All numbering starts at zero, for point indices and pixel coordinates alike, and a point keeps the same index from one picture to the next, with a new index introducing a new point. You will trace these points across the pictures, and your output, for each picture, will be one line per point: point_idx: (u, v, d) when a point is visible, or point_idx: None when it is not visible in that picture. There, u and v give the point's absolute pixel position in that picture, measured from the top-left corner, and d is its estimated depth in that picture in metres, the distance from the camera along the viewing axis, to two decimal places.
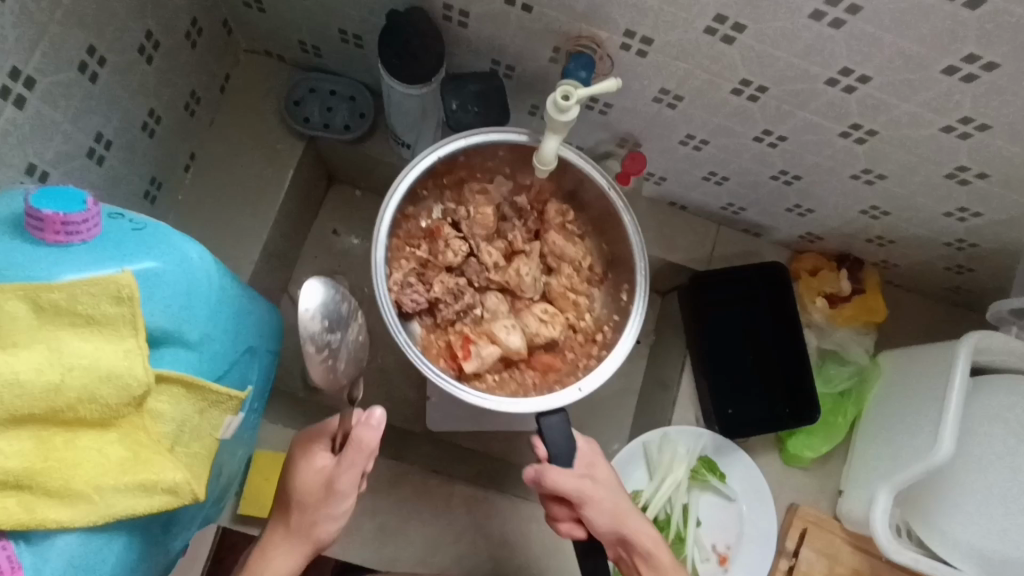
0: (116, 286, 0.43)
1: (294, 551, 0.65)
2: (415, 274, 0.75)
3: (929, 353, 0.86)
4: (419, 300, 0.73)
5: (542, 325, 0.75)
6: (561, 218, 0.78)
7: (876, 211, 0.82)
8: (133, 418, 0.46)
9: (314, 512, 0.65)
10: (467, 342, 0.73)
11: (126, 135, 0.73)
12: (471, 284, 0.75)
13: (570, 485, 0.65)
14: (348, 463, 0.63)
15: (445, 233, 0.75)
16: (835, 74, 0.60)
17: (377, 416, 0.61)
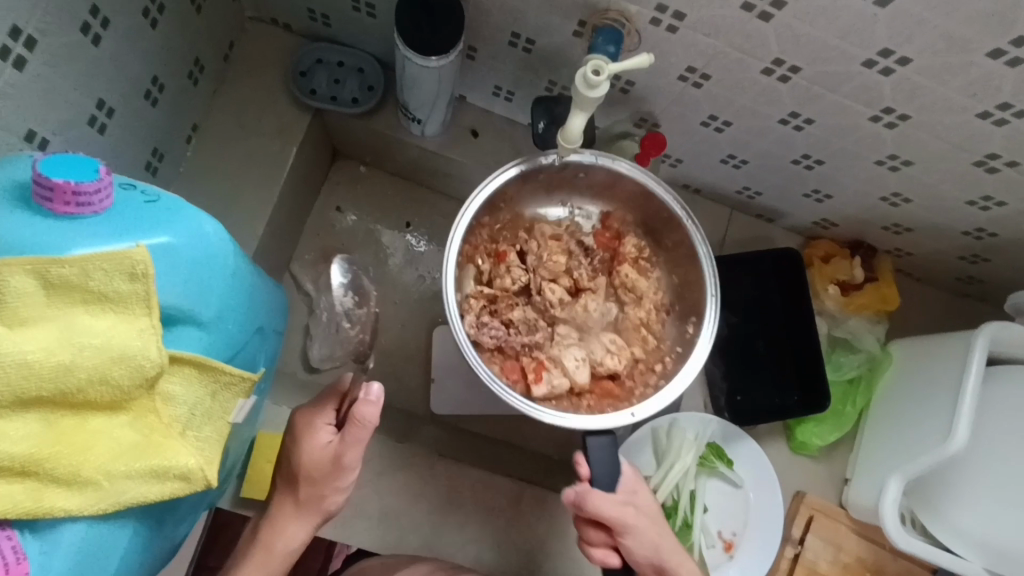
0: (130, 262, 0.41)
1: (308, 522, 0.65)
2: (485, 310, 0.73)
3: (942, 344, 0.86)
4: (492, 327, 0.72)
5: (608, 354, 0.73)
6: (635, 251, 0.78)
7: (896, 199, 0.81)
8: (145, 401, 0.45)
9: (323, 485, 0.63)
10: (539, 367, 0.71)
11: (129, 103, 0.70)
12: (541, 312, 0.74)
13: (613, 511, 0.64)
14: (350, 439, 0.61)
15: (512, 262, 0.75)
16: (873, 55, 0.58)
17: (374, 391, 0.59)
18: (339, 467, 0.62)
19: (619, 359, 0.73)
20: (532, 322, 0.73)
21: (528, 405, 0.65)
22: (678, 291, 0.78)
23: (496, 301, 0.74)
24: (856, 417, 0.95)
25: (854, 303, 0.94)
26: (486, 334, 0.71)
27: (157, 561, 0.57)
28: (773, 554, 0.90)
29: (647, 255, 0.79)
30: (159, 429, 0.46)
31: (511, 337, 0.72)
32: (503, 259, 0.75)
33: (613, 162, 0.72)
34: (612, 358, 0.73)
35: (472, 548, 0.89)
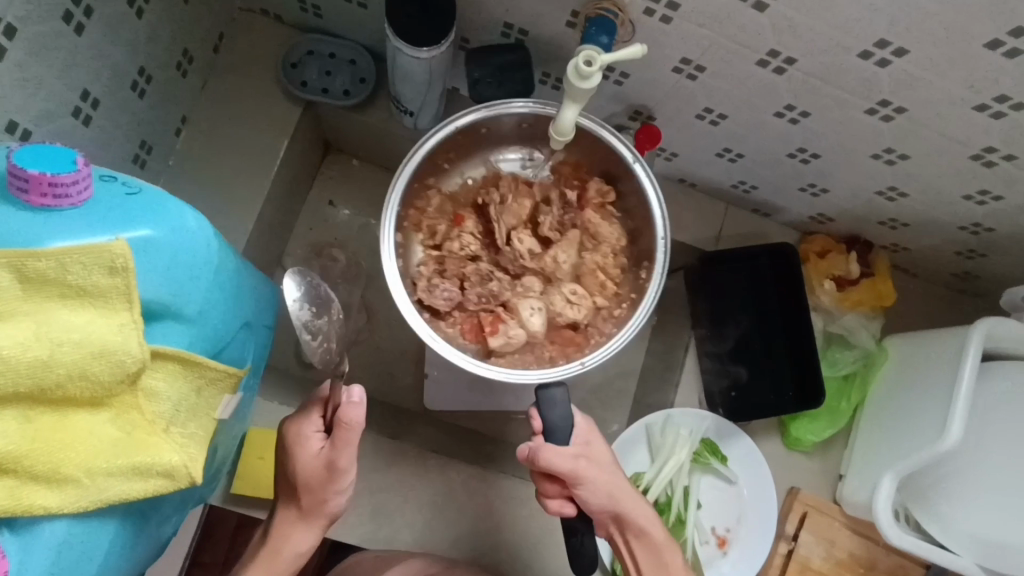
0: (110, 255, 0.40)
1: (314, 528, 0.65)
2: (438, 270, 0.75)
3: (938, 339, 0.85)
4: (444, 295, 0.72)
5: (570, 303, 0.73)
6: (597, 195, 0.76)
7: (893, 193, 0.80)
8: (127, 397, 0.44)
9: (322, 492, 0.63)
10: (496, 320, 0.72)
11: (115, 93, 0.69)
12: (488, 263, 0.74)
13: (565, 464, 0.63)
14: (341, 441, 0.61)
15: (464, 222, 0.76)
16: (870, 47, 0.57)
17: (354, 391, 0.60)
18: (334, 472, 0.62)
19: (581, 308, 0.73)
20: (490, 282, 0.73)
21: (478, 368, 0.68)
22: (635, 221, 0.76)
23: (452, 269, 0.74)
24: (850, 413, 0.94)
25: (850, 299, 0.94)
26: (445, 297, 0.72)
27: (144, 558, 0.56)
28: (767, 549, 0.90)
29: (613, 197, 0.77)
30: (142, 425, 0.45)
31: (467, 298, 0.73)
32: (460, 219, 0.76)
33: (532, 107, 0.71)
34: (575, 305, 0.73)
35: (465, 544, 0.88)
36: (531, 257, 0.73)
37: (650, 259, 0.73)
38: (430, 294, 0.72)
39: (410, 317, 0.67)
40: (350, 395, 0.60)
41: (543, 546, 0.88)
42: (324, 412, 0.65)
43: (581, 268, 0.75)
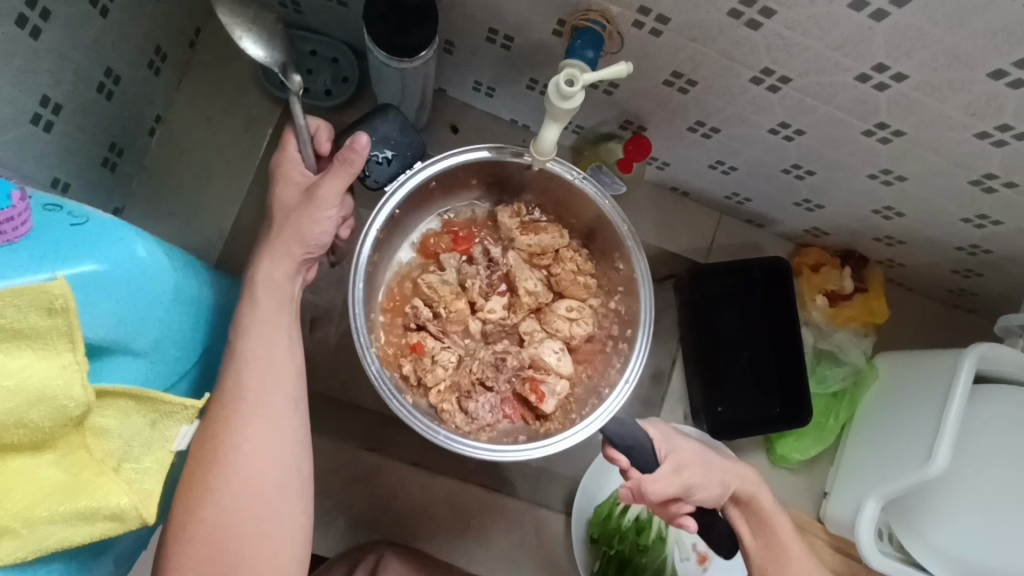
0: (47, 295, 0.38)
1: (290, 256, 0.56)
2: (463, 390, 0.72)
3: (930, 363, 0.83)
4: (464, 412, 0.71)
5: (572, 322, 0.74)
6: (512, 216, 0.76)
7: (889, 212, 0.77)
8: (73, 438, 0.43)
9: (294, 216, 0.56)
10: (536, 384, 0.72)
11: (80, 97, 0.66)
12: (479, 350, 0.73)
13: (670, 487, 0.62)
14: (330, 174, 0.56)
15: (428, 347, 0.72)
16: (869, 70, 0.54)
17: (359, 137, 0.55)
18: (310, 197, 0.56)
19: (586, 317, 0.74)
20: (502, 361, 0.72)
21: (558, 445, 0.66)
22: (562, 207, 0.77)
23: (456, 391, 0.72)
24: (837, 432, 0.93)
25: (842, 315, 0.92)
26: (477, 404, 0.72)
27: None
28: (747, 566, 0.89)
29: (525, 208, 0.77)
30: (89, 466, 0.44)
31: (498, 391, 0.73)
32: (418, 349, 0.73)
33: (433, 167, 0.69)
34: (580, 321, 0.74)
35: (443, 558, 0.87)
36: (507, 316, 0.74)
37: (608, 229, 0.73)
38: (454, 417, 0.71)
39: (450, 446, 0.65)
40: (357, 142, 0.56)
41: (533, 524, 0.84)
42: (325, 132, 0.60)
43: (558, 280, 0.75)
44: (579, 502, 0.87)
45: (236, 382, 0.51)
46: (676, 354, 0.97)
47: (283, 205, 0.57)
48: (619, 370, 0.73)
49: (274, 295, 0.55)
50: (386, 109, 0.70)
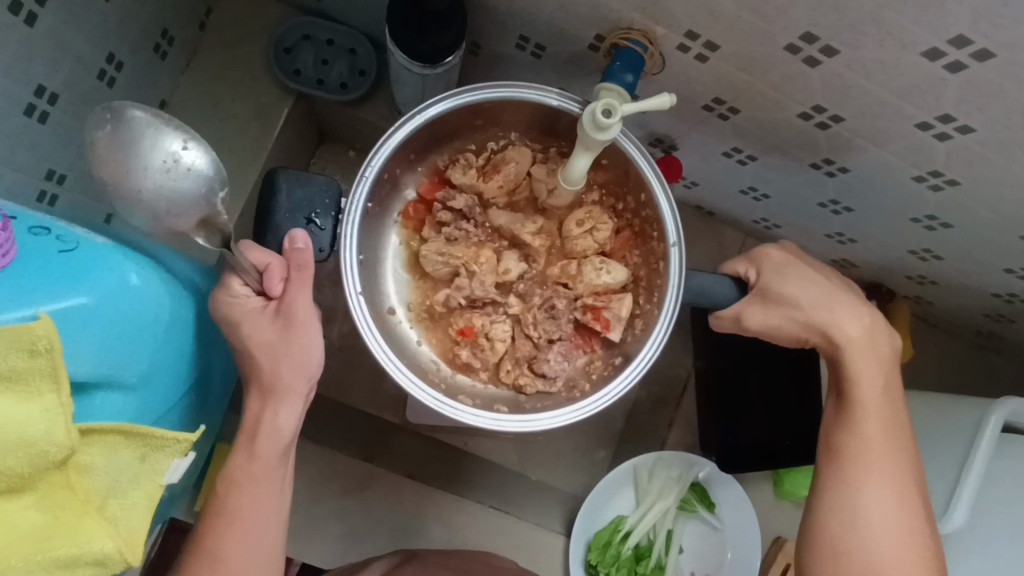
0: (30, 337, 0.35)
1: (298, 402, 0.54)
2: (533, 342, 0.68)
3: (955, 411, 0.79)
4: (539, 377, 0.68)
5: (593, 232, 0.68)
6: (464, 168, 0.69)
7: (927, 254, 0.73)
8: (56, 478, 0.40)
9: (275, 352, 0.53)
10: (597, 313, 0.68)
11: (78, 86, 0.62)
12: (529, 313, 0.68)
13: (776, 320, 0.59)
14: (297, 286, 0.53)
15: (477, 326, 0.69)
16: (931, 119, 0.50)
17: (298, 234, 0.53)
18: (286, 320, 0.53)
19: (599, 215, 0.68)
20: (552, 307, 0.68)
21: (648, 360, 0.62)
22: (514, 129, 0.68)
23: (523, 361, 0.68)
24: None
25: None
26: (547, 360, 0.67)
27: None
28: None
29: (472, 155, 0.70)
30: (74, 507, 0.41)
31: (561, 337, 0.68)
32: (469, 333, 0.69)
33: (369, 181, 0.60)
34: (600, 227, 0.67)
35: None
36: (529, 269, 0.70)
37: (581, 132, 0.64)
38: (535, 384, 0.68)
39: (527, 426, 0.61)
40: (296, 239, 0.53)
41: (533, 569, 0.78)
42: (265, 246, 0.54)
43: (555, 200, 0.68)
44: (580, 525, 0.84)
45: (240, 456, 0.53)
46: (688, 377, 0.94)
47: (254, 346, 0.53)
48: (659, 236, 0.65)
49: (277, 443, 0.53)
50: (272, 175, 0.58)
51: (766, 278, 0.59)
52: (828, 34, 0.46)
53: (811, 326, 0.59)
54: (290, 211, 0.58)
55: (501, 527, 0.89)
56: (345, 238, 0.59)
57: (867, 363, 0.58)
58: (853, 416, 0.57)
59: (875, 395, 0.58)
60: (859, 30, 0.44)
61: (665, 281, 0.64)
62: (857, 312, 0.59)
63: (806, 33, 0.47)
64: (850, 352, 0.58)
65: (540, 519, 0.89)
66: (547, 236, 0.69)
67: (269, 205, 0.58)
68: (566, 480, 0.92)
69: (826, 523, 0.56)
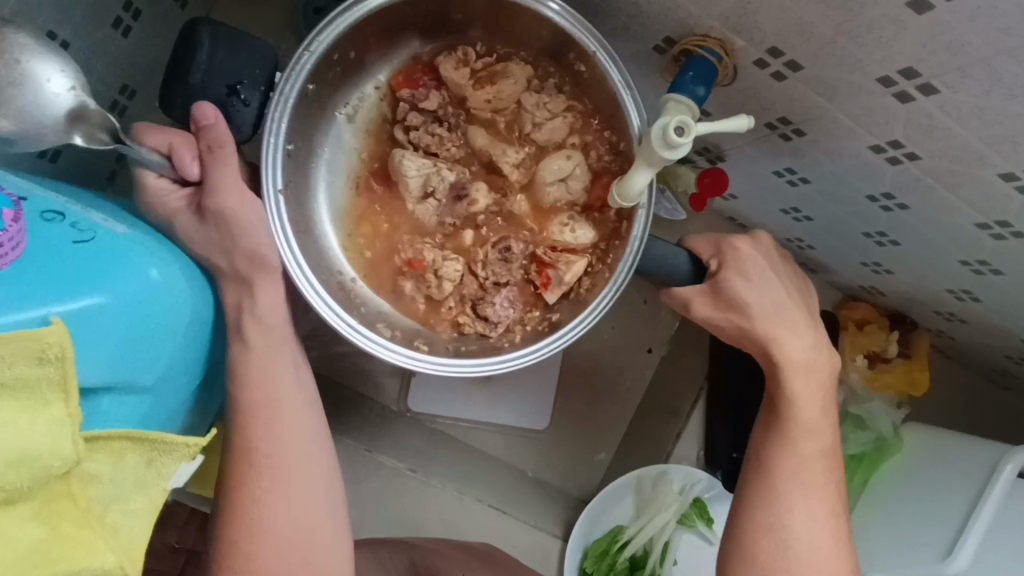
0: (39, 344, 0.33)
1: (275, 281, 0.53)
2: (475, 286, 0.65)
3: (966, 449, 0.78)
4: (480, 319, 0.64)
5: (566, 181, 0.63)
6: (457, 66, 0.64)
7: (966, 295, 0.71)
8: (55, 489, 0.37)
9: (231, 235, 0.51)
10: (544, 270, 0.64)
11: (91, 34, 0.57)
12: (484, 252, 0.64)
13: (721, 319, 0.59)
14: (216, 163, 0.52)
15: (428, 261, 0.65)
16: (1017, 172, 0.47)
17: (204, 106, 0.52)
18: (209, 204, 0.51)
19: (577, 162, 0.63)
20: (506, 249, 0.64)
21: (586, 325, 0.59)
22: (512, 39, 0.64)
23: (466, 301, 0.65)
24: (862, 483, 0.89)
25: (880, 379, 0.88)
26: (492, 305, 0.63)
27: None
28: None
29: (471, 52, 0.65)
30: (72, 520, 0.38)
31: (511, 284, 0.64)
32: (415, 264, 0.66)
33: (289, 108, 0.58)
34: (573, 174, 0.63)
35: None
36: (495, 202, 0.66)
37: (574, 52, 0.59)
38: (473, 326, 0.65)
39: (444, 371, 0.59)
40: (202, 114, 0.52)
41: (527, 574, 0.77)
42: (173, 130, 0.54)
43: (540, 132, 0.64)
44: (578, 533, 0.83)
45: (259, 434, 0.52)
46: (699, 393, 0.90)
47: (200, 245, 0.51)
48: None
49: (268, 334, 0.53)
50: (194, 25, 0.55)
51: (727, 272, 0.57)
52: (930, 72, 0.43)
53: (755, 336, 0.58)
54: (209, 71, 0.55)
55: (497, 525, 0.87)
56: (263, 163, 0.57)
57: (808, 382, 0.57)
58: (788, 434, 0.56)
59: (814, 420, 0.57)
60: (968, 73, 0.41)
61: (625, 243, 0.61)
62: (802, 331, 0.58)
63: (906, 67, 0.43)
64: (790, 372, 0.57)
65: (538, 521, 0.87)
66: (525, 171, 0.65)
67: (188, 55, 0.55)
68: (564, 480, 0.90)
69: (751, 539, 0.55)
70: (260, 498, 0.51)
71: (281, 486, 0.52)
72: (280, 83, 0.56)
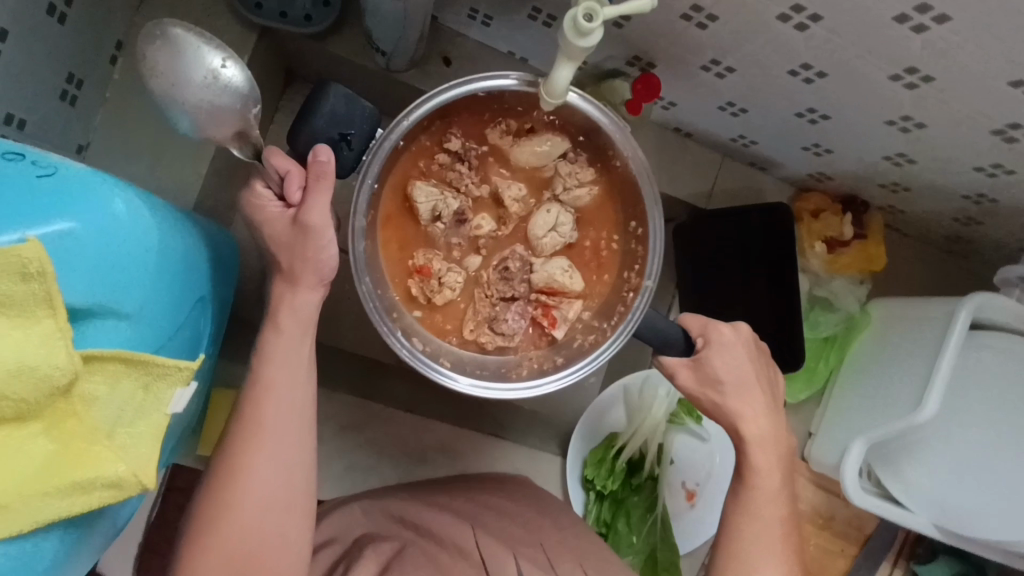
0: (23, 260, 0.39)
1: (310, 287, 0.59)
2: (478, 316, 0.68)
3: (921, 312, 0.83)
4: (498, 335, 0.68)
5: (555, 228, 0.66)
6: (502, 133, 0.67)
7: (901, 159, 0.75)
8: (59, 403, 0.42)
9: (296, 254, 0.58)
10: (548, 310, 0.69)
11: (27, 20, 0.58)
12: (487, 275, 0.67)
13: (692, 386, 0.64)
14: (316, 198, 0.57)
15: (435, 267, 0.66)
16: (908, 10, 0.51)
17: (321, 147, 0.56)
18: (301, 226, 0.57)
19: (560, 210, 0.67)
20: (506, 269, 0.67)
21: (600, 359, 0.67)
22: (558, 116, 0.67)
23: (481, 320, 0.68)
24: (829, 373, 0.94)
25: (839, 263, 0.91)
26: (506, 320, 0.68)
27: (109, 526, 0.55)
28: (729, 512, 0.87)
29: (518, 120, 0.67)
30: (79, 435, 0.43)
31: (520, 300, 0.68)
32: (425, 272, 0.66)
33: (381, 157, 0.63)
34: (560, 224, 0.67)
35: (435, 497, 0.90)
36: (497, 228, 0.67)
37: (612, 147, 0.67)
38: (495, 341, 0.68)
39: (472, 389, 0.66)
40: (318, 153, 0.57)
41: (531, 491, 0.82)
42: (298, 156, 0.60)
43: (568, 198, 0.67)
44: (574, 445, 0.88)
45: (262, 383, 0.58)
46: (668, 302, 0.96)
47: (277, 242, 0.59)
48: (638, 270, 0.69)
49: (299, 321, 0.60)
50: (326, 83, 0.59)
51: (710, 353, 0.63)
52: None
53: (724, 408, 0.64)
54: (328, 122, 0.60)
55: (498, 454, 0.92)
56: (357, 203, 0.63)
57: (769, 456, 0.63)
58: (748, 497, 0.63)
59: (772, 484, 0.63)
60: None
61: (626, 310, 0.67)
62: (766, 413, 0.64)
63: None
64: (752, 446, 0.63)
65: (536, 443, 0.93)
66: (525, 205, 0.67)
67: (315, 102, 0.60)
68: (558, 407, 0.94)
69: None
70: (249, 461, 0.57)
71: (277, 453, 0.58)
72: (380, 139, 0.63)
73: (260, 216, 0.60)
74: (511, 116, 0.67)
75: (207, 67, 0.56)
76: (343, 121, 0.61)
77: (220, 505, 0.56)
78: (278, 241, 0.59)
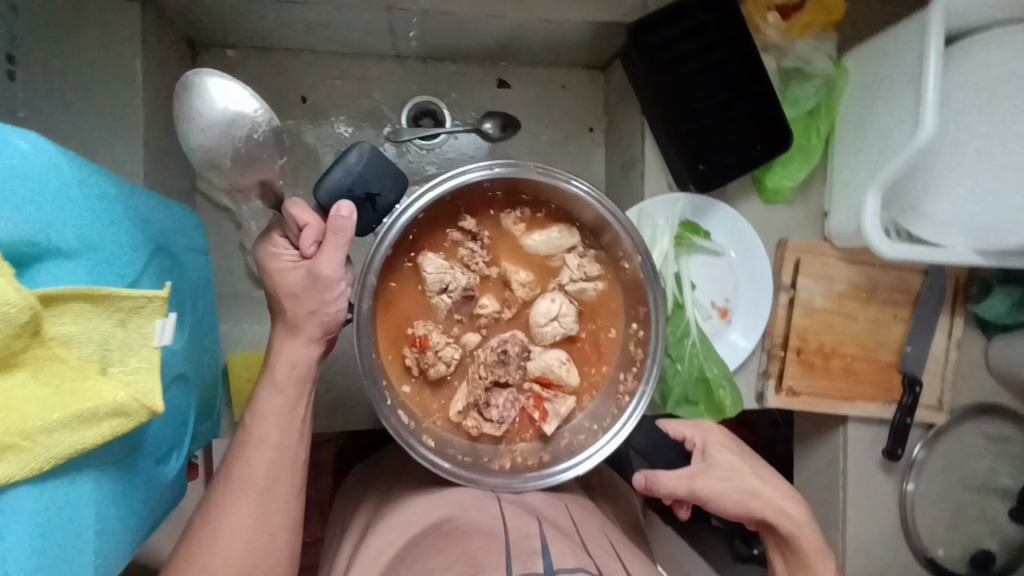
0: None
1: (305, 337, 0.73)
2: (476, 387, 0.83)
3: (892, 40, 0.83)
4: (487, 421, 0.83)
5: (552, 318, 0.84)
6: (516, 220, 0.86)
7: None
8: (39, 348, 0.47)
9: (308, 300, 0.72)
10: (541, 401, 0.85)
11: None
12: (479, 355, 0.84)
13: (712, 496, 0.80)
14: (332, 251, 0.70)
15: (431, 339, 0.81)
16: None
17: (342, 205, 0.69)
18: (316, 277, 0.71)
19: (560, 302, 0.85)
20: (503, 353, 0.83)
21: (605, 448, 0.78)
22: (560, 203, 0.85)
23: (472, 406, 0.83)
24: (825, 143, 0.95)
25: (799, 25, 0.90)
26: (496, 406, 0.83)
27: (155, 475, 0.68)
28: (767, 314, 0.96)
29: (529, 214, 0.87)
30: (72, 373, 0.49)
31: (512, 386, 0.84)
32: (423, 342, 0.81)
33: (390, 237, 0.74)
34: (560, 314, 0.85)
35: None
36: (495, 309, 0.85)
37: (614, 242, 0.83)
38: (483, 428, 0.83)
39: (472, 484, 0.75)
40: (340, 210, 0.69)
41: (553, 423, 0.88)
42: (317, 208, 0.73)
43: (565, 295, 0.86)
44: None
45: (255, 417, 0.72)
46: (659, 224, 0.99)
47: (287, 289, 0.72)
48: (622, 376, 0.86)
49: (293, 381, 0.73)
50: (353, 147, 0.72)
51: (711, 450, 0.82)
52: None
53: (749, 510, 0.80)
54: (350, 177, 0.72)
55: None
56: (375, 254, 0.74)
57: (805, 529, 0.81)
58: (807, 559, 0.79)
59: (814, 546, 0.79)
60: None
61: (626, 399, 0.82)
62: (787, 495, 0.82)
63: None
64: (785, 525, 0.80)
65: None
66: (527, 291, 0.85)
67: (335, 166, 0.72)
68: None
69: None
70: (233, 509, 0.68)
71: (264, 494, 0.69)
72: (382, 230, 0.74)
73: (276, 265, 0.73)
74: (523, 212, 0.86)
75: (240, 116, 0.67)
76: (366, 185, 0.73)
77: (211, 528, 0.67)
78: (288, 285, 0.72)
